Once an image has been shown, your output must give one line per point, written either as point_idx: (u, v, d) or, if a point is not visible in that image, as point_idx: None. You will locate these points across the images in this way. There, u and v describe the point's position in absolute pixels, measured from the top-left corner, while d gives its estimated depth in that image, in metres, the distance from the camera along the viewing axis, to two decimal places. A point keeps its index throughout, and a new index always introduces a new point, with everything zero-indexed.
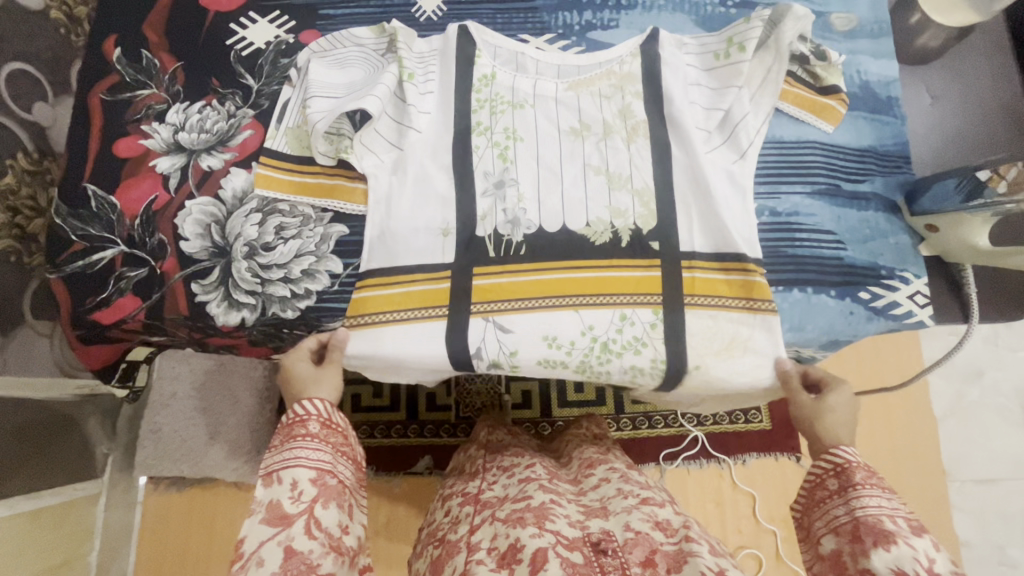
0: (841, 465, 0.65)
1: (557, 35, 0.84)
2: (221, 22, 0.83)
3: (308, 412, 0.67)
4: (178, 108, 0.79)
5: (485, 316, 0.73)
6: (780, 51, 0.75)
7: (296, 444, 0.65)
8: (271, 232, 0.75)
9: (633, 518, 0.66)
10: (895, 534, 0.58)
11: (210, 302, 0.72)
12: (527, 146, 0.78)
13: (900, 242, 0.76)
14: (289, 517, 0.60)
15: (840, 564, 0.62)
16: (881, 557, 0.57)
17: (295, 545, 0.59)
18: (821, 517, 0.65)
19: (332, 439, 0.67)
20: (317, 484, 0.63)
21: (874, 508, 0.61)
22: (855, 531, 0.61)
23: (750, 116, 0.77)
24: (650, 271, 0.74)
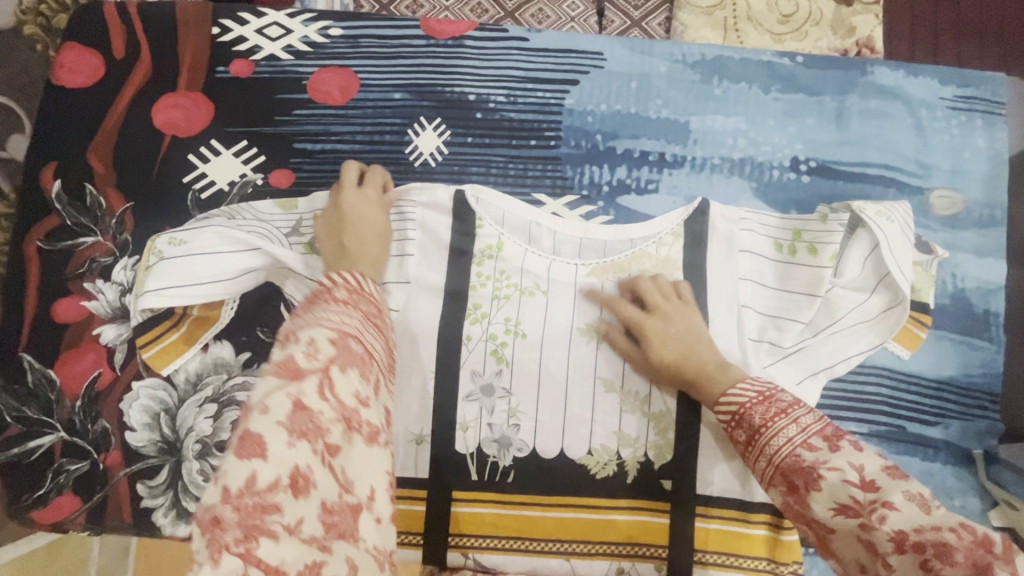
0: (744, 403, 0.53)
1: (580, 196, 0.68)
2: (178, 151, 0.69)
3: (338, 280, 0.49)
4: (125, 264, 0.67)
5: (463, 551, 0.64)
6: (872, 253, 0.63)
7: (319, 306, 0.45)
8: (228, 429, 0.65)
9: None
10: (815, 467, 0.44)
11: (157, 510, 0.64)
12: (529, 346, 0.66)
13: (968, 506, 0.63)
14: (300, 372, 0.38)
15: (796, 516, 0.46)
16: (818, 498, 0.43)
17: (307, 403, 0.38)
18: (751, 461, 0.50)
19: (361, 306, 0.47)
20: (337, 344, 0.41)
21: (786, 445, 0.47)
22: (786, 478, 0.46)
23: (821, 335, 0.64)
24: (657, 516, 0.64)
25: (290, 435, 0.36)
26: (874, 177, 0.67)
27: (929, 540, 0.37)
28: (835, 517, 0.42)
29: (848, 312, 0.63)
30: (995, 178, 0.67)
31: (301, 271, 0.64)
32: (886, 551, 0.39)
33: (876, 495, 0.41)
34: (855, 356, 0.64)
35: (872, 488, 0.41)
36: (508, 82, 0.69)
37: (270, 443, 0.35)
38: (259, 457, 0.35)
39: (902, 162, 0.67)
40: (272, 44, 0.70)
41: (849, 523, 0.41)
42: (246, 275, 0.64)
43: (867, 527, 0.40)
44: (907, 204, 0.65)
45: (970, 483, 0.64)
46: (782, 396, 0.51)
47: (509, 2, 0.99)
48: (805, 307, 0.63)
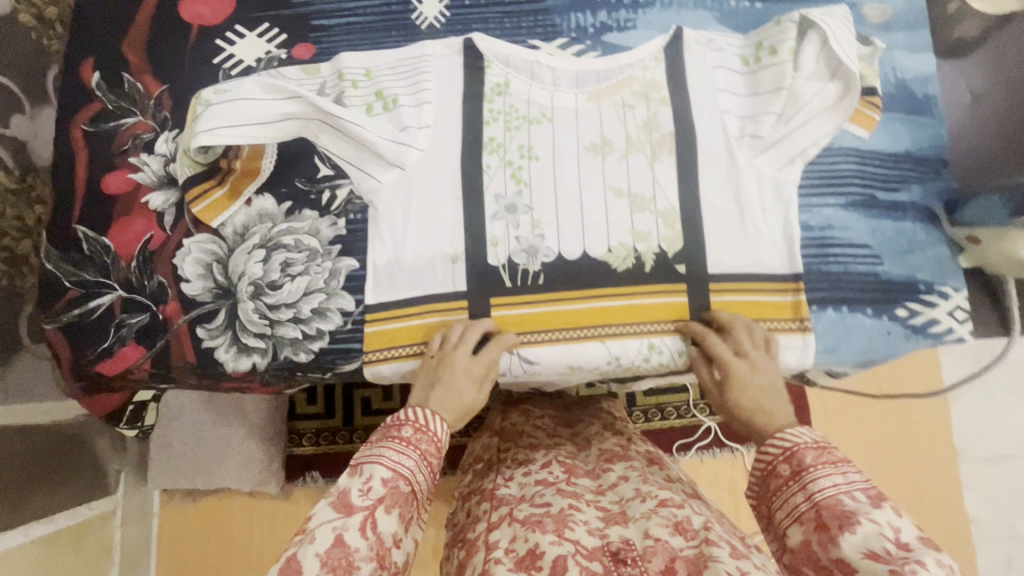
0: (790, 449, 0.58)
1: (570, 39, 0.77)
2: (207, 38, 0.76)
3: (406, 416, 0.61)
4: (166, 137, 0.73)
5: (508, 348, 0.70)
6: (829, 45, 0.72)
7: (384, 442, 0.59)
8: (277, 269, 0.71)
9: (654, 523, 0.59)
10: (856, 513, 0.51)
11: (218, 349, 0.69)
12: (542, 167, 0.74)
13: (940, 253, 0.72)
14: (353, 508, 0.54)
15: (811, 557, 0.53)
16: (851, 542, 0.50)
17: (346, 538, 0.53)
18: (780, 501, 0.57)
19: (421, 446, 0.60)
20: (387, 485, 0.56)
21: (832, 488, 0.54)
22: (819, 517, 0.53)
23: (794, 123, 0.73)
24: (679, 294, 0.71)
25: (321, 568, 0.51)
26: None
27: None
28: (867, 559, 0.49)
29: (812, 99, 0.73)
30: None
31: (332, 117, 0.70)
32: None
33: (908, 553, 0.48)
34: (825, 137, 0.74)
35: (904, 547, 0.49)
36: None
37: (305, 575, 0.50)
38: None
39: None
40: None
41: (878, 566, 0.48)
42: (284, 123, 0.70)
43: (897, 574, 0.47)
44: (845, 7, 0.75)
45: (938, 234, 0.73)
46: (833, 451, 0.56)
47: None
48: (773, 101, 0.73)
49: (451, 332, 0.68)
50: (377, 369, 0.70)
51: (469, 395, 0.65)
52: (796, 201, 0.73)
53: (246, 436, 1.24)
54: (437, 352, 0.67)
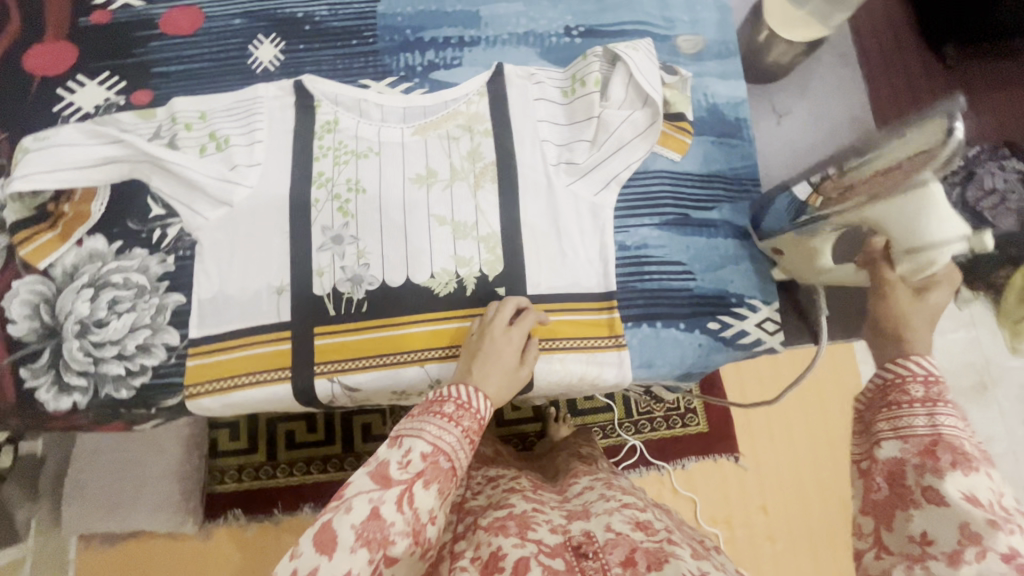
0: (929, 375, 0.52)
1: (399, 78, 0.82)
2: (47, 88, 0.80)
3: (449, 393, 0.60)
4: (2, 184, 0.76)
5: (329, 376, 0.71)
6: (630, 77, 0.77)
7: (426, 416, 0.59)
8: (104, 307, 0.72)
9: (616, 519, 0.61)
10: (970, 457, 0.48)
11: (39, 388, 0.70)
12: (369, 199, 0.77)
13: (750, 267, 0.76)
14: (390, 480, 0.55)
15: (895, 472, 0.50)
16: (954, 481, 0.47)
17: (382, 510, 0.54)
18: (887, 419, 0.52)
19: (463, 422, 0.59)
20: (426, 460, 0.56)
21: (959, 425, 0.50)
22: (931, 445, 0.49)
23: (606, 149, 0.77)
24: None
25: (357, 539, 0.52)
26: (631, 32, 0.84)
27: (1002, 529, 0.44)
28: (963, 501, 0.46)
29: (621, 126, 0.77)
30: (725, 20, 0.85)
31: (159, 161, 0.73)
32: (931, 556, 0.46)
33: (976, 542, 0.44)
34: (636, 162, 0.77)
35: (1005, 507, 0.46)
36: None
37: (342, 537, 0.52)
38: (325, 553, 0.51)
39: (650, 18, 0.84)
40: None
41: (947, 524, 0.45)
42: (105, 165, 0.74)
43: (991, 525, 0.44)
44: (649, 40, 0.80)
45: (747, 249, 0.76)
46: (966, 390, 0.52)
47: None
48: (586, 129, 0.78)
49: (486, 314, 0.70)
50: (198, 402, 0.70)
51: (498, 378, 0.63)
52: (611, 223, 0.76)
53: (165, 472, 1.22)
54: (476, 333, 0.69)
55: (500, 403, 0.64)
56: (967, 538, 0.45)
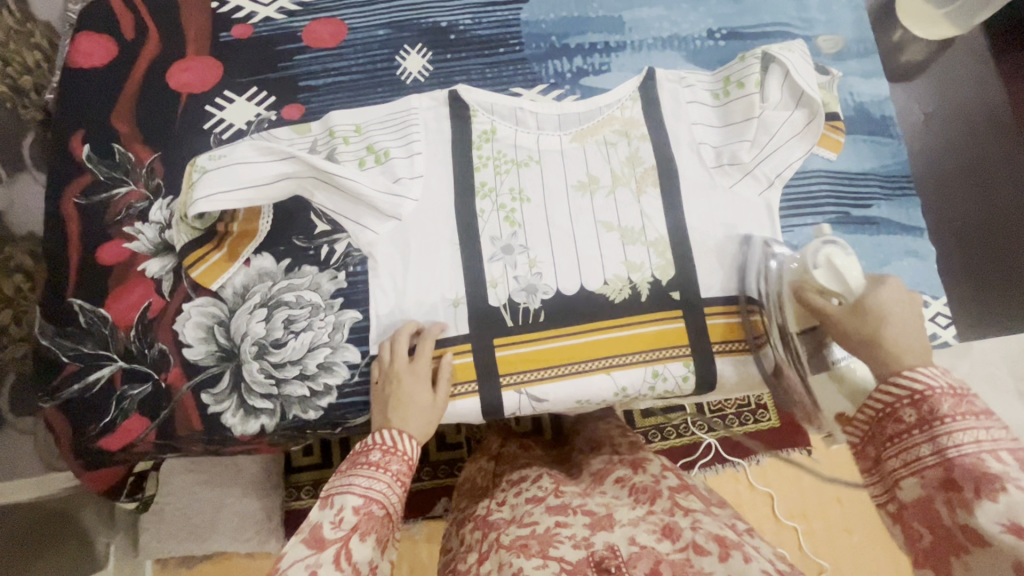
0: (921, 392, 0.44)
1: (549, 85, 0.81)
2: (196, 105, 0.78)
3: (374, 441, 0.61)
4: (161, 204, 0.74)
5: (517, 388, 0.71)
6: (791, 77, 0.77)
7: (354, 471, 0.57)
8: (281, 327, 0.71)
9: (641, 530, 0.59)
10: (1001, 478, 0.39)
11: (224, 413, 0.68)
12: (534, 208, 0.76)
13: (914, 263, 0.77)
14: (325, 542, 0.51)
15: (927, 511, 0.43)
16: (988, 510, 0.39)
17: (323, 573, 0.50)
18: (892, 450, 0.46)
19: (392, 467, 0.59)
20: (359, 513, 0.54)
21: (972, 444, 0.41)
22: (947, 474, 0.42)
23: (767, 150, 0.77)
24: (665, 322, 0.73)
25: None
26: (774, 33, 0.84)
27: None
28: (1006, 535, 0.37)
29: (781, 127, 0.77)
30: (861, 19, 0.86)
31: (326, 177, 0.71)
32: None
33: None
34: (798, 161, 0.78)
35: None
36: (471, 7, 0.83)
37: None
38: None
39: (790, 19, 0.85)
40: (267, 9, 0.82)
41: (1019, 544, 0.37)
42: (278, 183, 0.70)
43: None
44: (801, 42, 0.80)
45: (908, 245, 0.78)
46: (974, 399, 0.43)
47: None
48: (745, 130, 0.78)
49: (381, 356, 0.68)
50: None
51: (420, 415, 0.64)
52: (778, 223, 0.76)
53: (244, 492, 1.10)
54: (381, 378, 0.68)
55: (427, 438, 0.65)
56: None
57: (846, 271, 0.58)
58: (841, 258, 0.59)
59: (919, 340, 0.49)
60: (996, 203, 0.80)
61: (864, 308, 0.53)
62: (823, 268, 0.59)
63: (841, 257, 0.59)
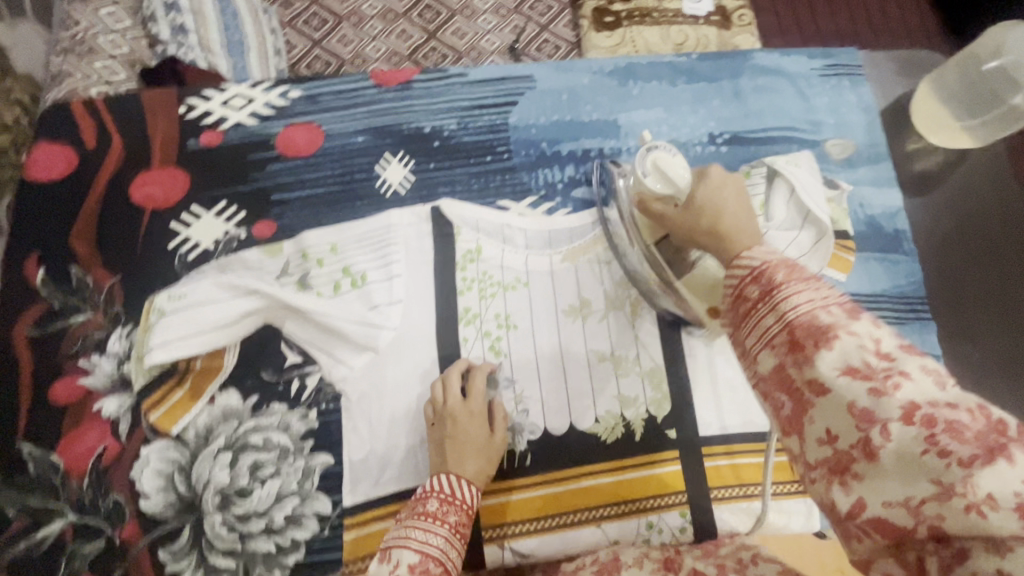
0: (759, 268, 0.41)
1: (540, 197, 0.76)
2: (161, 221, 0.73)
3: (432, 488, 0.58)
4: (120, 334, 0.69)
5: (499, 543, 0.66)
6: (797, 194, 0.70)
7: (411, 522, 0.54)
8: (245, 474, 0.66)
9: (641, 571, 0.54)
10: (832, 326, 0.36)
11: (182, 574, 0.63)
12: (521, 335, 0.71)
13: None
14: None
15: (781, 378, 0.38)
16: (826, 357, 0.36)
17: None
18: (748, 330, 0.41)
19: (450, 518, 0.56)
20: (416, 570, 0.50)
21: (805, 304, 0.38)
22: (790, 335, 0.38)
23: None
24: (652, 468, 0.68)
25: None
26: (780, 139, 0.79)
27: (942, 416, 0.31)
28: (843, 378, 0.35)
29: (789, 249, 0.70)
30: (873, 123, 0.81)
31: (298, 307, 0.68)
32: (888, 418, 0.33)
33: (892, 362, 0.34)
34: None
35: (886, 357, 0.34)
36: (457, 112, 0.78)
37: None
38: None
39: (796, 123, 0.80)
40: (239, 113, 0.77)
41: (859, 392, 0.34)
42: (245, 318, 0.68)
43: (878, 393, 0.33)
44: (810, 154, 0.76)
45: None
46: (804, 267, 0.40)
47: (430, 25, 1.18)
48: None
49: (435, 396, 0.65)
50: None
51: (475, 461, 0.61)
52: None
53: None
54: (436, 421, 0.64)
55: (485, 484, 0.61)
56: (860, 420, 0.33)
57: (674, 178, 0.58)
58: (671, 161, 0.59)
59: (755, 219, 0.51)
60: (1013, 308, 0.76)
61: (693, 205, 0.53)
62: (651, 174, 0.60)
63: (665, 159, 0.59)
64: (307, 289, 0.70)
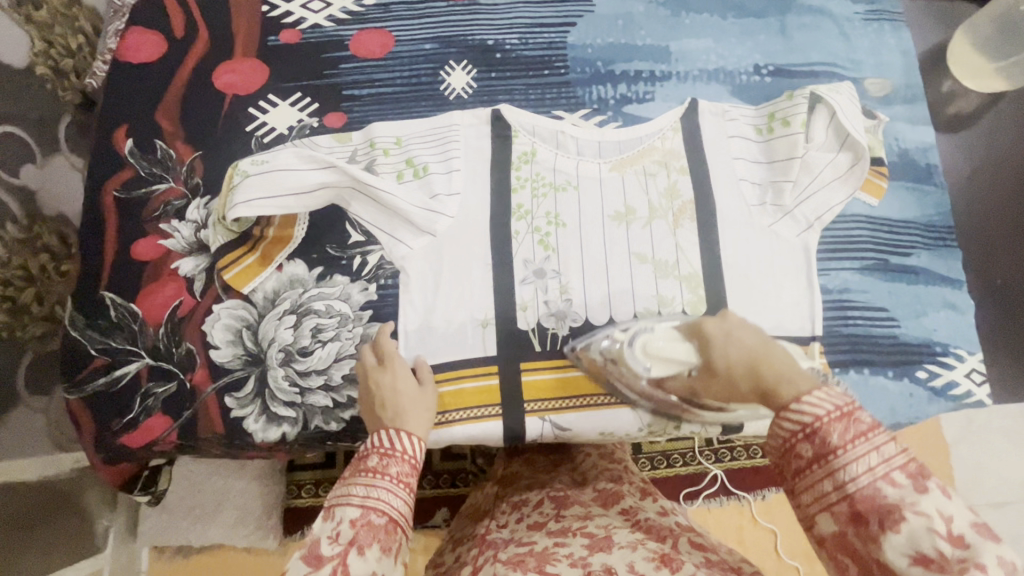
0: (811, 425, 0.48)
1: (592, 110, 0.81)
2: (240, 106, 0.78)
3: (370, 445, 0.58)
4: (199, 203, 0.74)
5: (541, 415, 0.71)
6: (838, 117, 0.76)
7: (354, 478, 0.55)
8: (308, 335, 0.70)
9: (638, 556, 0.58)
10: (900, 509, 0.43)
11: (247, 418, 0.68)
12: (569, 233, 0.76)
13: (952, 316, 0.76)
14: (323, 559, 0.50)
15: (845, 547, 0.46)
16: (894, 544, 0.43)
17: None
18: (801, 484, 0.48)
19: (392, 470, 0.56)
20: (357, 525, 0.52)
21: (866, 475, 0.45)
22: (853, 510, 0.45)
23: (812, 189, 0.76)
24: None
25: None
26: (822, 73, 0.83)
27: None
28: (913, 567, 0.42)
29: (824, 169, 0.77)
30: (911, 65, 0.85)
31: (364, 186, 0.71)
32: None
33: (964, 553, 0.41)
34: (839, 205, 0.77)
35: (960, 544, 0.41)
36: (519, 28, 0.83)
37: None
38: None
39: (838, 60, 0.84)
40: (316, 15, 0.83)
41: None
42: (318, 192, 0.71)
43: None
44: (850, 84, 0.80)
45: (946, 297, 0.76)
46: (861, 417, 0.47)
47: None
48: (790, 169, 0.77)
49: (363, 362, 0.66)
50: None
51: (421, 419, 0.62)
52: (815, 265, 0.75)
53: (246, 486, 1.12)
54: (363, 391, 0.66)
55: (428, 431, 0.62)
56: None
57: (670, 358, 0.62)
58: (657, 340, 0.63)
59: (790, 360, 0.54)
60: None
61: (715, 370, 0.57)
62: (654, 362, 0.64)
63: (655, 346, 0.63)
64: (376, 170, 0.76)
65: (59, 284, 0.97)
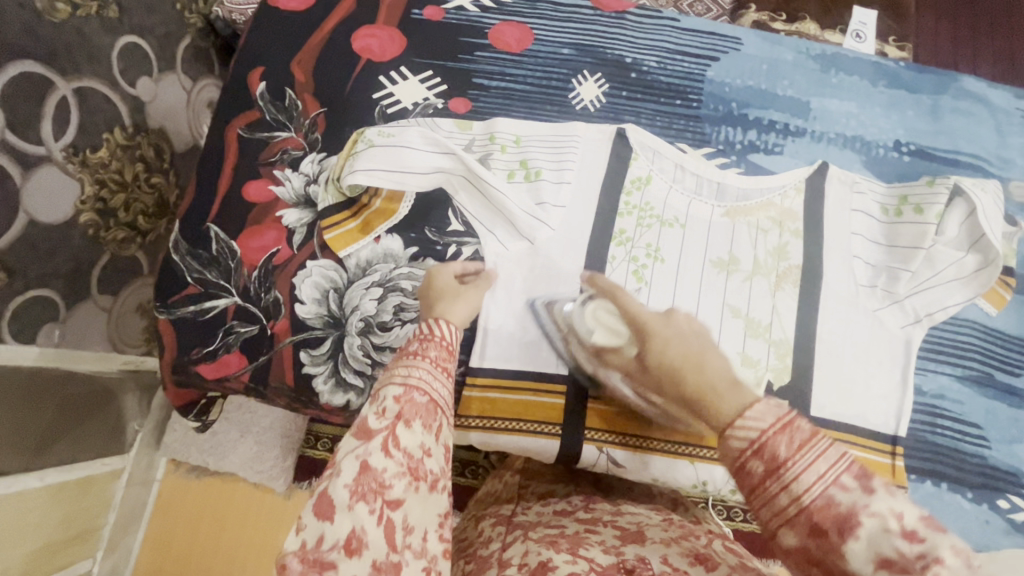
0: (758, 439, 0.37)
1: (717, 150, 0.79)
2: (371, 72, 0.79)
3: (410, 332, 0.52)
4: (314, 158, 0.76)
5: (599, 445, 0.69)
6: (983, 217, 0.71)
7: (398, 361, 0.49)
8: (390, 312, 0.70)
9: (672, 551, 0.51)
10: (854, 512, 0.33)
11: (317, 377, 0.69)
12: (666, 269, 0.73)
13: None
14: (371, 432, 0.44)
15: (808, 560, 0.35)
16: (856, 550, 0.33)
17: (372, 463, 0.43)
18: (757, 503, 0.37)
19: (432, 353, 0.50)
20: (403, 401, 0.46)
21: (818, 483, 0.35)
22: (809, 523, 0.35)
23: (930, 284, 0.71)
24: None
25: (352, 496, 0.42)
26: (965, 164, 0.79)
27: None
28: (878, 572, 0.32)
29: (947, 266, 0.72)
30: None
31: (477, 180, 0.72)
32: None
33: (923, 548, 0.32)
34: (952, 306, 0.72)
35: (914, 537, 0.32)
36: (659, 51, 0.82)
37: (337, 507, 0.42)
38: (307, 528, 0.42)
39: (986, 154, 0.79)
40: None
41: None
42: (432, 174, 0.73)
43: None
44: (996, 183, 0.76)
45: None
46: (801, 422, 0.36)
47: None
48: (911, 258, 0.72)
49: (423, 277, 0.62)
50: (464, 433, 0.71)
51: (461, 310, 0.56)
52: (914, 363, 0.71)
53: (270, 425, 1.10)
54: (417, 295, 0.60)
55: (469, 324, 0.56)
56: None
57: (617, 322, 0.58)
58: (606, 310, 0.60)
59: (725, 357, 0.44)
60: None
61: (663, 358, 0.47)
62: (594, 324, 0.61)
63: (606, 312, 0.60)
64: (490, 163, 0.75)
65: (147, 195, 0.94)
